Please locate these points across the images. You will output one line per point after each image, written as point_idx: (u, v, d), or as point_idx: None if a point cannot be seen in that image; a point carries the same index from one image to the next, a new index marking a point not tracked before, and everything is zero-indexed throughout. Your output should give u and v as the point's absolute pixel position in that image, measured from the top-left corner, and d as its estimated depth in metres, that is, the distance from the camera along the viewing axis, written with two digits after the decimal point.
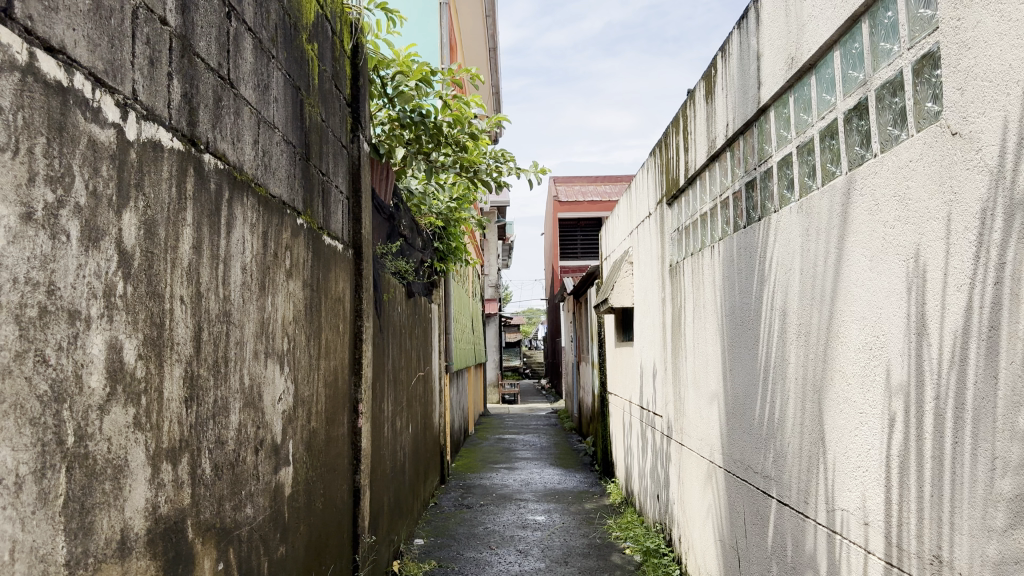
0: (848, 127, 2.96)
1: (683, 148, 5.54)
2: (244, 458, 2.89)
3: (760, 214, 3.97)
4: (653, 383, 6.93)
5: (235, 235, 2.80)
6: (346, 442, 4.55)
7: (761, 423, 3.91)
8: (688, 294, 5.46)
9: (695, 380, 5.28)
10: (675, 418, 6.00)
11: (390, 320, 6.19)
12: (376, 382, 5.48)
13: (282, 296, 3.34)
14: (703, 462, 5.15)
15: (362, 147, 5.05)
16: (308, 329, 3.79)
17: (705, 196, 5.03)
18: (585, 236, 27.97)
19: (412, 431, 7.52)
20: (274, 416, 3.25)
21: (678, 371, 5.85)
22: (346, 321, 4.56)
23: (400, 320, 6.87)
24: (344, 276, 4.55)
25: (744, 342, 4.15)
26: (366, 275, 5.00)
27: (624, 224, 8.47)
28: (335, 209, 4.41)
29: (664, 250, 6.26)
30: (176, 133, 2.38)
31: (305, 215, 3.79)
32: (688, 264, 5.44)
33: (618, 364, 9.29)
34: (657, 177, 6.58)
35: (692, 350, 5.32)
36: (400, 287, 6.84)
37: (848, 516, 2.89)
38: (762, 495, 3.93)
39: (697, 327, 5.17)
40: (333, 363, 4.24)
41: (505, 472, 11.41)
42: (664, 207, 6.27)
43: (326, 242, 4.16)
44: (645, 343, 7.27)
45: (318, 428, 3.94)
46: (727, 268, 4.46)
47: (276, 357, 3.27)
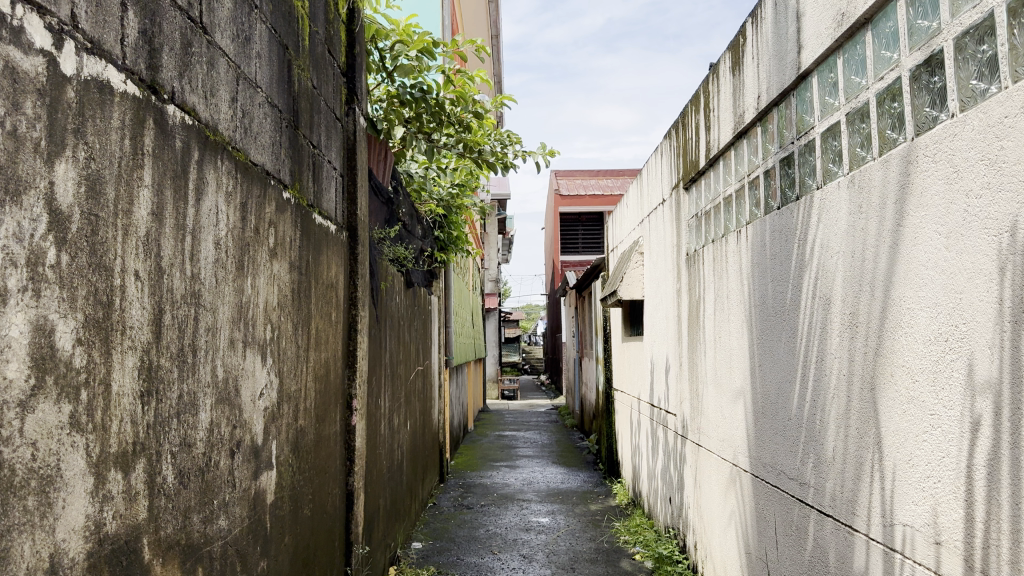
0: (916, 85, 2.55)
1: (704, 126, 5.15)
2: (218, 463, 2.51)
3: (799, 192, 3.60)
4: (665, 379, 6.55)
5: (206, 205, 2.41)
6: (338, 443, 4.17)
7: (798, 425, 3.54)
8: (708, 284, 5.08)
9: (715, 377, 4.91)
10: (691, 417, 5.62)
11: (388, 311, 5.81)
12: (372, 377, 5.10)
13: (264, 277, 2.95)
14: (724, 465, 4.78)
15: (358, 120, 4.65)
16: (296, 316, 3.41)
17: (729, 177, 4.64)
18: (586, 230, 27.58)
19: (410, 428, 7.13)
20: (255, 414, 2.87)
21: (695, 367, 5.47)
22: (339, 310, 4.18)
23: (398, 311, 6.48)
24: (337, 261, 4.16)
25: (779, 335, 3.77)
26: (362, 260, 4.61)
27: (633, 212, 8.09)
28: (326, 187, 4.02)
29: (680, 237, 5.88)
30: (131, 76, 1.99)
31: (293, 189, 3.40)
32: (709, 251, 5.05)
33: (625, 360, 8.91)
34: (672, 160, 6.19)
35: (713, 344, 4.94)
36: (399, 276, 6.46)
37: (913, 532, 2.52)
38: (798, 503, 3.56)
39: (719, 319, 4.79)
40: (324, 356, 3.86)
41: (506, 470, 11.04)
42: (680, 192, 5.88)
43: (317, 222, 3.77)
44: (657, 337, 6.88)
45: (306, 427, 3.56)
46: (758, 255, 4.08)
47: (256, 347, 2.89)
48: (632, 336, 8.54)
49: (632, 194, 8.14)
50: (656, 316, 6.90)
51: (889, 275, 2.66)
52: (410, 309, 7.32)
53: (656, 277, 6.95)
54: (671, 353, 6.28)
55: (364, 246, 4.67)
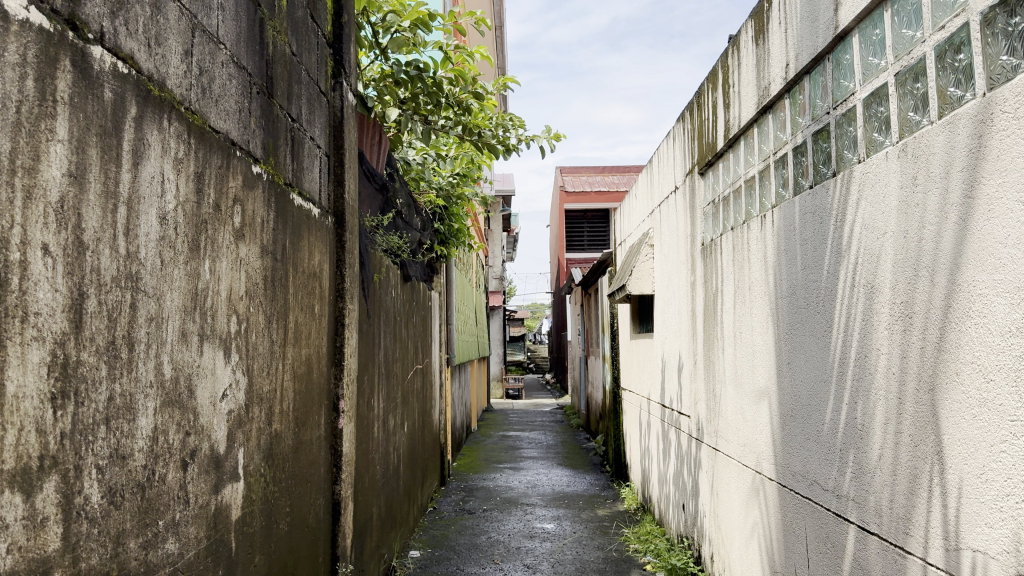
0: (990, 30, 2.16)
1: (722, 104, 4.75)
2: (164, 476, 2.13)
3: (836, 167, 3.22)
4: (678, 378, 6.16)
5: (147, 172, 2.03)
6: (322, 448, 3.78)
7: (836, 430, 3.15)
8: (726, 275, 4.69)
9: (735, 375, 4.52)
10: (707, 418, 5.23)
11: (382, 304, 5.42)
12: (363, 375, 4.71)
13: (226, 260, 2.57)
14: (745, 472, 4.39)
15: (347, 96, 4.27)
16: (270, 308, 3.02)
17: (753, 158, 4.24)
18: (592, 227, 27.16)
19: (408, 430, 6.75)
20: (214, 418, 2.48)
21: (712, 365, 5.08)
22: (324, 302, 3.79)
23: (394, 305, 6.09)
24: (322, 248, 3.78)
25: (812, 329, 3.38)
26: (351, 249, 4.23)
27: (643, 203, 7.70)
28: (308, 165, 3.63)
29: (695, 226, 5.48)
30: (39, 2, 1.60)
31: (266, 165, 3.02)
32: (727, 238, 4.66)
33: (634, 358, 8.51)
34: (686, 144, 5.79)
35: (733, 339, 4.55)
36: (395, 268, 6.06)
37: (988, 559, 2.14)
38: (835, 518, 3.16)
39: (740, 312, 4.41)
40: (304, 352, 3.47)
41: (510, 473, 10.66)
42: (695, 177, 5.48)
43: (296, 203, 3.38)
44: (668, 334, 6.49)
45: (282, 432, 3.17)
46: (786, 241, 3.69)
47: (217, 341, 2.51)
48: (641, 333, 8.14)
49: (642, 184, 7.74)
50: (668, 310, 6.51)
51: (956, 256, 2.27)
52: (409, 305, 6.99)
53: (668, 270, 6.56)
54: (684, 351, 5.89)
55: (352, 234, 4.28)
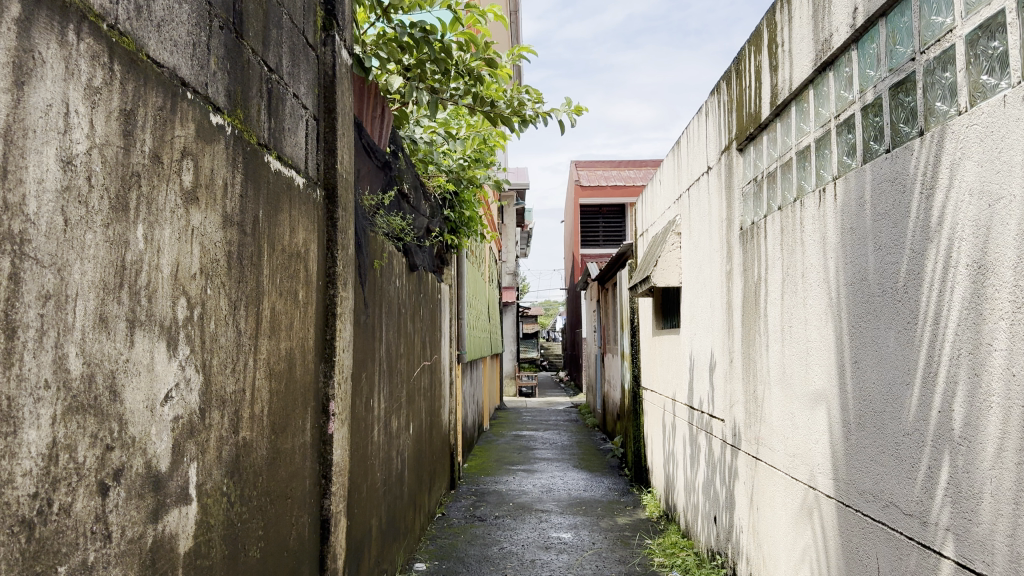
0: None
1: (769, 67, 4.19)
2: (68, 508, 1.60)
3: (922, 125, 2.66)
4: (709, 378, 5.58)
5: (40, 96, 1.50)
6: (307, 458, 3.25)
7: (924, 443, 2.58)
8: (772, 261, 4.13)
9: (783, 374, 3.96)
10: (746, 423, 4.66)
11: (383, 293, 4.88)
12: (360, 373, 4.17)
13: (169, 227, 2.04)
14: (794, 486, 3.83)
15: (342, 54, 3.74)
16: (237, 291, 2.50)
17: (808, 125, 3.69)
18: (608, 223, 26.54)
19: (413, 431, 6.22)
20: (151, 427, 1.96)
21: (752, 363, 4.51)
22: (311, 288, 3.26)
23: (398, 295, 5.55)
24: (309, 225, 3.25)
25: (890, 320, 2.82)
26: (345, 229, 3.70)
27: (669, 188, 7.14)
28: (290, 127, 3.09)
29: (733, 208, 4.91)
30: None
31: (233, 118, 2.49)
32: (773, 219, 4.10)
33: (657, 355, 7.94)
34: (721, 118, 5.23)
35: (779, 333, 3.99)
36: (399, 255, 5.52)
37: None
38: (919, 550, 2.60)
39: (789, 303, 3.85)
40: (284, 346, 2.94)
41: (523, 475, 10.11)
42: (733, 154, 4.91)
43: (274, 168, 2.86)
44: (698, 330, 5.92)
45: (252, 441, 2.65)
46: (854, 217, 3.12)
47: (157, 330, 1.98)
48: (665, 328, 7.57)
49: (668, 168, 7.16)
50: (698, 303, 5.95)
51: None
52: (416, 297, 6.46)
53: (698, 260, 5.99)
54: (717, 347, 5.33)
55: (347, 211, 3.74)
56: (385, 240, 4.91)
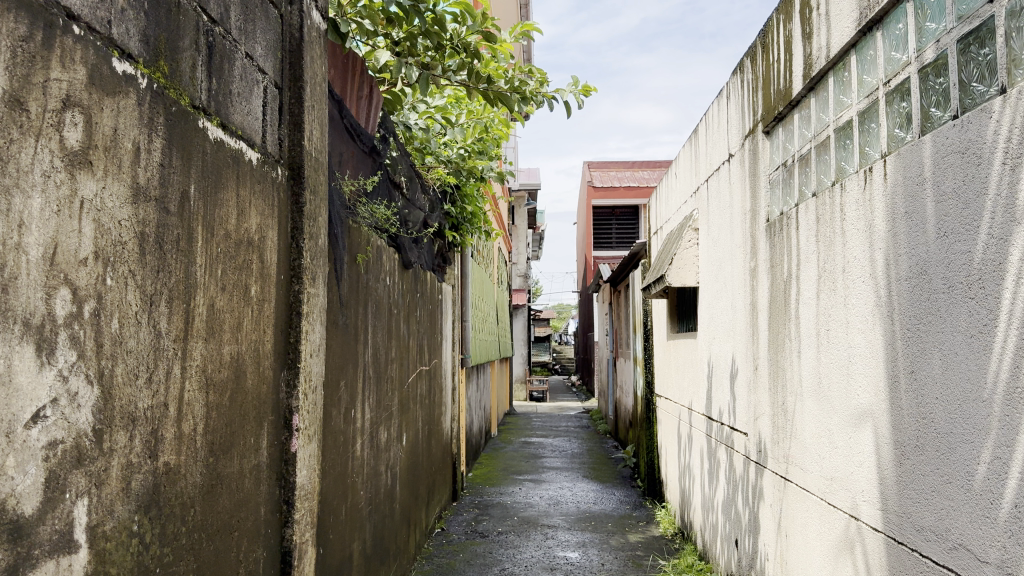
0: None
1: (803, 35, 3.68)
2: None
3: (1003, 82, 2.15)
4: (730, 386, 5.07)
5: None
6: (262, 481, 2.77)
7: (1008, 476, 2.07)
8: (804, 256, 3.63)
9: (819, 384, 3.45)
10: (773, 438, 4.15)
11: (368, 291, 4.40)
12: (335, 380, 3.69)
13: (40, 196, 1.57)
14: (832, 514, 3.31)
15: (313, 16, 3.27)
16: (156, 283, 2.04)
17: (850, 97, 3.19)
18: (621, 225, 26.01)
19: (408, 442, 5.73)
20: (8, 458, 1.49)
21: (780, 372, 4.00)
22: (268, 283, 2.80)
23: (388, 293, 5.07)
24: (267, 209, 2.78)
25: (960, 323, 2.31)
26: (317, 216, 3.22)
27: (685, 181, 6.64)
28: (241, 91, 2.62)
29: (758, 198, 4.41)
30: None
31: (152, 69, 2.03)
32: (807, 207, 3.59)
33: (671, 361, 7.43)
34: (744, 99, 4.72)
35: (814, 337, 3.49)
36: (389, 251, 5.04)
37: None
38: None
39: (827, 303, 3.34)
40: (227, 351, 2.47)
41: (531, 486, 9.60)
42: (759, 137, 4.41)
43: (215, 138, 2.39)
44: (718, 334, 5.41)
45: (179, 466, 2.17)
46: (912, 200, 2.61)
47: (19, 329, 1.51)
48: (680, 332, 7.06)
49: (685, 159, 6.64)
50: (717, 305, 5.44)
51: None
52: (412, 295, 5.99)
53: (717, 257, 5.48)
54: (740, 352, 4.82)
55: (317, 196, 3.26)
56: (371, 231, 4.43)
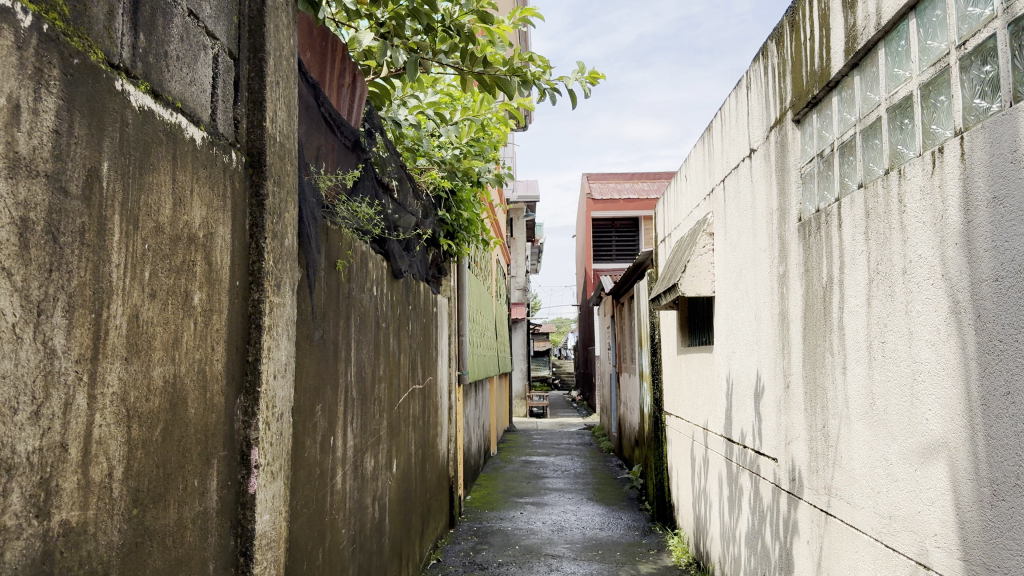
0: None
1: (844, 4, 3.21)
2: None
3: None
4: (755, 406, 4.58)
5: None
6: (210, 531, 2.28)
7: None
8: (849, 257, 3.14)
9: (872, 406, 2.97)
10: (810, 465, 3.66)
11: (351, 303, 3.91)
12: (309, 405, 3.20)
13: None
14: (891, 560, 2.82)
15: None
16: (46, 287, 1.55)
17: (909, 68, 2.70)
18: (621, 237, 25.55)
19: (399, 469, 5.22)
20: None
21: (818, 391, 3.51)
22: (218, 290, 2.31)
23: (376, 306, 4.58)
24: (216, 201, 2.30)
25: None
26: (285, 213, 2.74)
27: (697, 183, 6.16)
28: (180, 55, 2.14)
29: (788, 195, 3.93)
30: None
31: (41, 7, 1.55)
32: (853, 201, 3.11)
33: (682, 377, 6.94)
34: (769, 87, 4.24)
35: (865, 353, 3.01)
36: (376, 258, 4.55)
37: None
38: None
39: (883, 311, 2.86)
40: (158, 374, 1.98)
41: (533, 510, 9.06)
42: (788, 128, 3.93)
43: (141, 107, 1.91)
44: (739, 348, 4.92)
45: (84, 525, 1.67)
46: (1003, 182, 2.13)
47: None
48: (693, 346, 6.56)
49: (697, 159, 6.17)
50: (737, 316, 4.95)
51: None
52: (403, 309, 5.50)
53: (736, 263, 5.00)
54: (767, 368, 4.33)
55: (286, 190, 2.78)
56: (354, 235, 3.94)
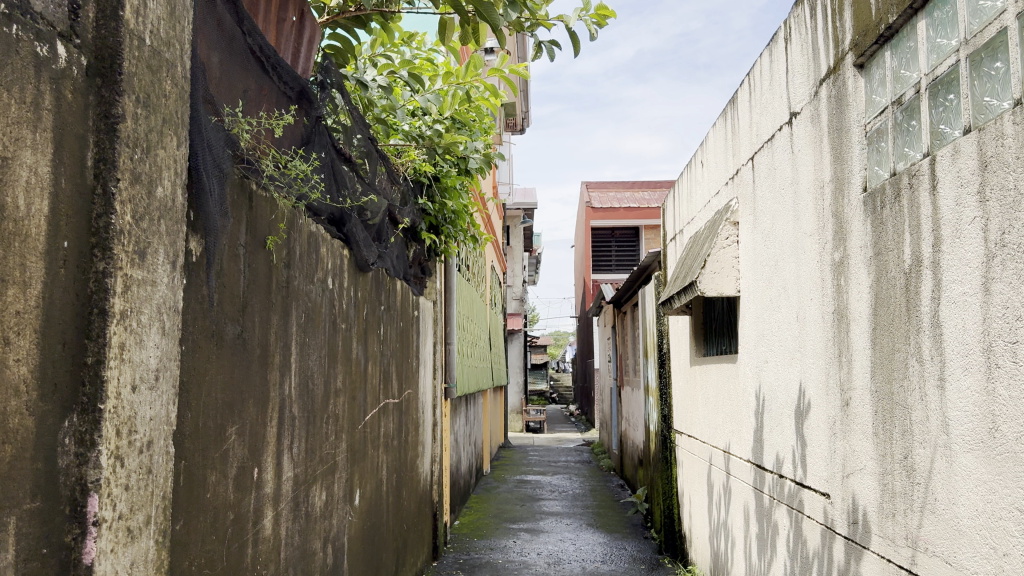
0: None
1: None
2: None
3: None
4: (798, 427, 3.72)
5: None
6: None
7: None
8: (953, 227, 2.31)
9: (992, 432, 2.13)
10: (884, 506, 2.79)
11: (292, 295, 3.06)
12: (214, 425, 2.35)
13: None
14: None
15: None
16: None
17: None
18: (620, 246, 24.72)
19: (364, 500, 4.35)
20: None
21: (898, 412, 2.66)
22: (13, 251, 1.47)
23: (334, 302, 3.72)
24: (9, 110, 1.45)
25: None
26: (164, 153, 1.91)
27: (717, 167, 5.32)
28: None
29: (850, 161, 3.08)
30: None
31: None
32: (959, 151, 2.27)
33: (697, 391, 6.08)
34: (818, 32, 3.42)
35: (982, 360, 2.17)
36: (333, 243, 3.71)
37: None
38: None
39: (1014, 298, 2.03)
40: None
41: (527, 538, 8.18)
42: (847, 75, 3.11)
43: None
44: (775, 358, 4.06)
45: None
46: None
47: None
48: (710, 355, 5.71)
49: (716, 140, 5.34)
50: (771, 318, 4.11)
51: None
52: (375, 308, 4.64)
53: (770, 255, 4.16)
54: (815, 381, 3.47)
55: (170, 122, 1.95)
56: (295, 206, 3.09)
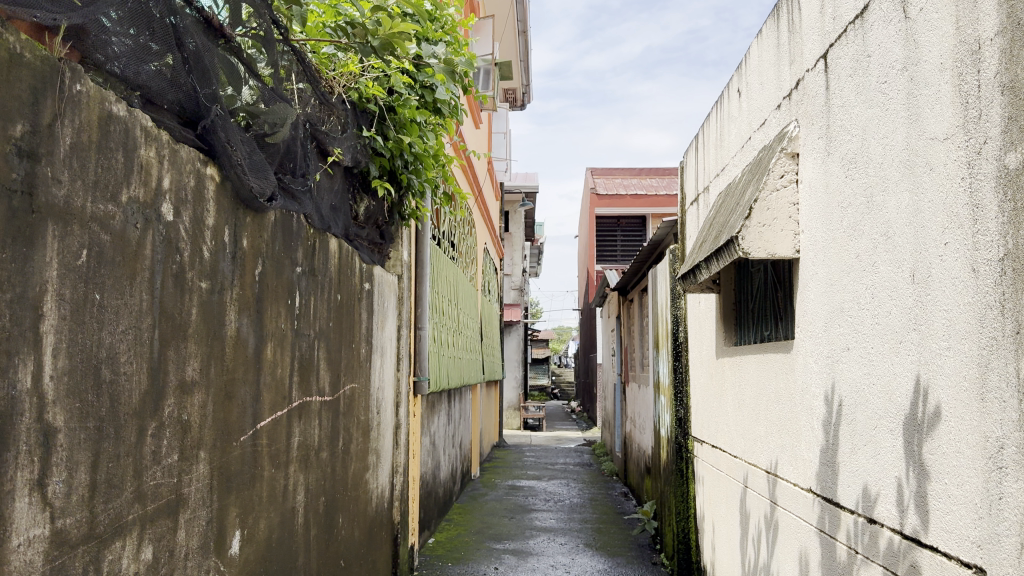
0: None
1: None
2: None
3: None
4: (912, 447, 2.35)
5: None
6: None
7: None
8: None
9: None
10: None
11: (45, 212, 1.71)
12: None
13: None
14: None
15: None
16: None
17: None
18: (626, 235, 23.28)
19: (257, 545, 3.00)
20: None
21: None
22: None
23: (184, 247, 2.37)
24: None
25: None
26: None
27: (764, 88, 3.94)
28: None
29: None
30: None
31: None
32: None
33: (725, 390, 4.71)
34: None
35: None
36: (180, 152, 2.35)
37: None
38: None
39: None
40: None
41: (513, 562, 6.82)
42: None
43: None
44: (864, 338, 2.68)
45: None
46: None
47: None
48: (746, 344, 4.33)
49: (763, 53, 3.96)
50: (858, 282, 2.74)
51: None
52: (284, 268, 3.27)
53: (855, 188, 2.79)
54: (955, 376, 2.10)
55: None
56: (35, 44, 1.71)
